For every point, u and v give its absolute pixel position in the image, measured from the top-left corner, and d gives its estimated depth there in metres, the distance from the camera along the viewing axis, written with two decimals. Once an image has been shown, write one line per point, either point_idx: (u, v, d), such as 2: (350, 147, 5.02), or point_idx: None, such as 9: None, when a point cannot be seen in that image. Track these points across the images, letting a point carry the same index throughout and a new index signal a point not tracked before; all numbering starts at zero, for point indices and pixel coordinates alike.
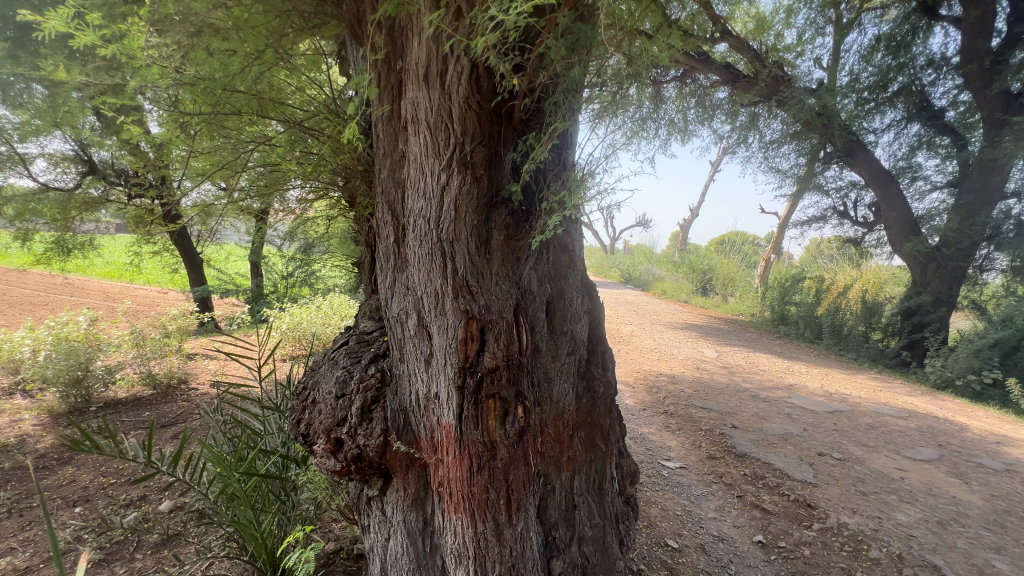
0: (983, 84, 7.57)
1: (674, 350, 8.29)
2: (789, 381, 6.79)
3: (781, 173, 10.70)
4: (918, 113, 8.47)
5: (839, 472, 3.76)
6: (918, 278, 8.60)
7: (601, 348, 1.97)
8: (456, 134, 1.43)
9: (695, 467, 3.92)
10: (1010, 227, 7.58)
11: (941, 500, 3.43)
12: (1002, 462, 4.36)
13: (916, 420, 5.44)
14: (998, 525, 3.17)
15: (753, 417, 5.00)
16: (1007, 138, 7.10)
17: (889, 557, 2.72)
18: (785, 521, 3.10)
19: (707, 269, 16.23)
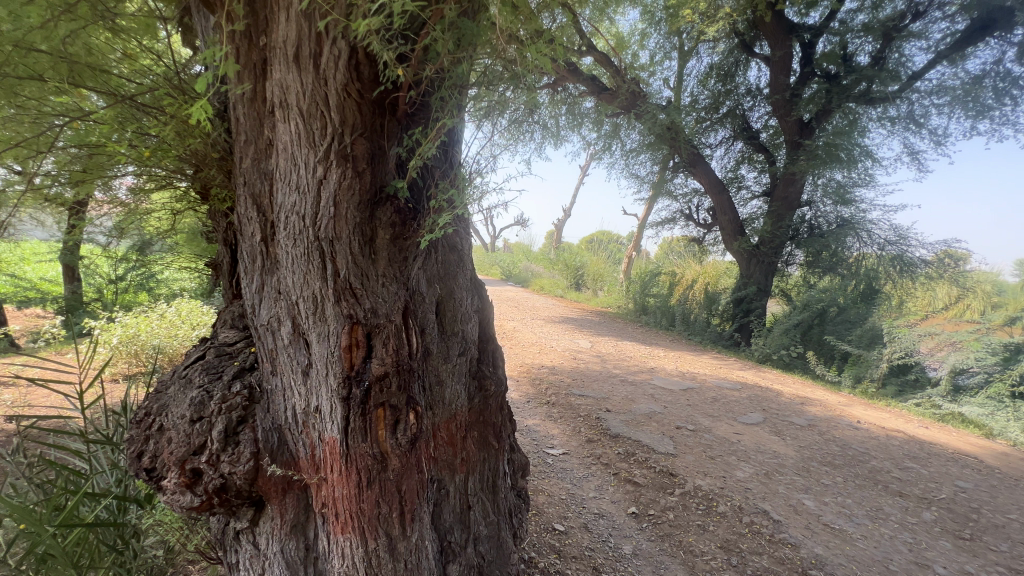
0: (785, 112, 9.22)
1: (553, 343, 8.78)
2: (651, 364, 7.64)
3: (638, 178, 11.98)
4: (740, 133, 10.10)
5: (693, 441, 4.33)
6: (744, 272, 10.23)
7: (491, 347, 1.97)
8: (334, 124, 1.32)
9: (576, 452, 4.21)
10: (804, 230, 9.61)
11: (765, 455, 4.14)
12: (805, 419, 5.43)
13: (746, 390, 6.51)
14: (806, 471, 3.90)
15: (623, 400, 5.52)
16: (803, 158, 8.74)
17: (733, 509, 3.17)
18: (653, 492, 3.47)
19: (579, 266, 17.49)
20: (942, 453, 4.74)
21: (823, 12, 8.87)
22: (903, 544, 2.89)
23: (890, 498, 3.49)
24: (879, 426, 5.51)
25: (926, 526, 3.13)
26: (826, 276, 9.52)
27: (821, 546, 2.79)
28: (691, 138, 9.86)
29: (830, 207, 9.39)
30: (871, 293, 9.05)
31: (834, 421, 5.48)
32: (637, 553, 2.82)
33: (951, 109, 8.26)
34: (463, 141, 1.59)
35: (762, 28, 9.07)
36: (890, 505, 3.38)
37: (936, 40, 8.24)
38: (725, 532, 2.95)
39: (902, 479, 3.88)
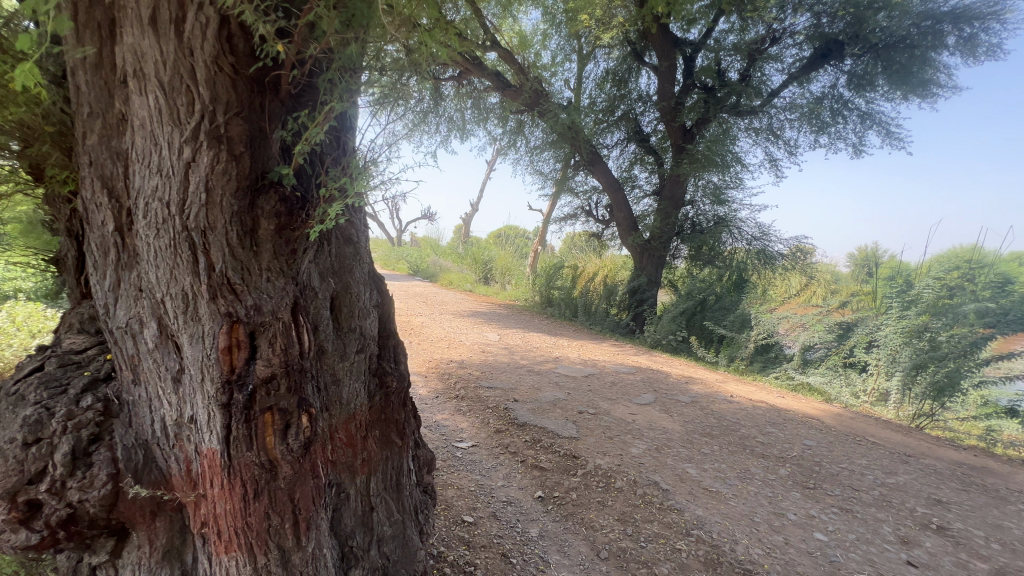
0: (671, 118, 10.11)
1: (461, 337, 8.79)
2: (556, 354, 7.99)
3: (542, 175, 12.41)
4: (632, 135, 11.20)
5: (593, 424, 4.61)
6: (638, 265, 11.07)
7: (393, 342, 1.92)
8: (203, 100, 1.19)
9: (485, 444, 4.28)
10: (687, 226, 10.71)
11: (656, 432, 4.55)
12: (689, 396, 6.06)
13: (640, 373, 7.09)
14: (689, 442, 4.35)
15: (530, 389, 5.70)
16: (686, 161, 9.67)
17: (628, 483, 3.41)
18: (557, 475, 3.63)
19: (487, 260, 17.67)
20: (795, 418, 5.56)
21: (701, 29, 9.84)
22: (765, 497, 3.32)
23: (755, 460, 4.01)
24: (747, 398, 6.31)
25: (782, 480, 3.63)
26: (706, 268, 10.67)
27: (701, 508, 3.09)
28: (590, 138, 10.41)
29: (708, 207, 10.55)
30: (741, 282, 10.32)
31: (713, 396, 6.17)
32: (542, 535, 2.94)
33: (800, 123, 9.64)
34: (356, 127, 1.51)
35: (651, 39, 9.77)
36: (755, 466, 3.89)
37: (788, 63, 9.55)
38: (622, 505, 3.17)
39: (764, 442, 4.47)
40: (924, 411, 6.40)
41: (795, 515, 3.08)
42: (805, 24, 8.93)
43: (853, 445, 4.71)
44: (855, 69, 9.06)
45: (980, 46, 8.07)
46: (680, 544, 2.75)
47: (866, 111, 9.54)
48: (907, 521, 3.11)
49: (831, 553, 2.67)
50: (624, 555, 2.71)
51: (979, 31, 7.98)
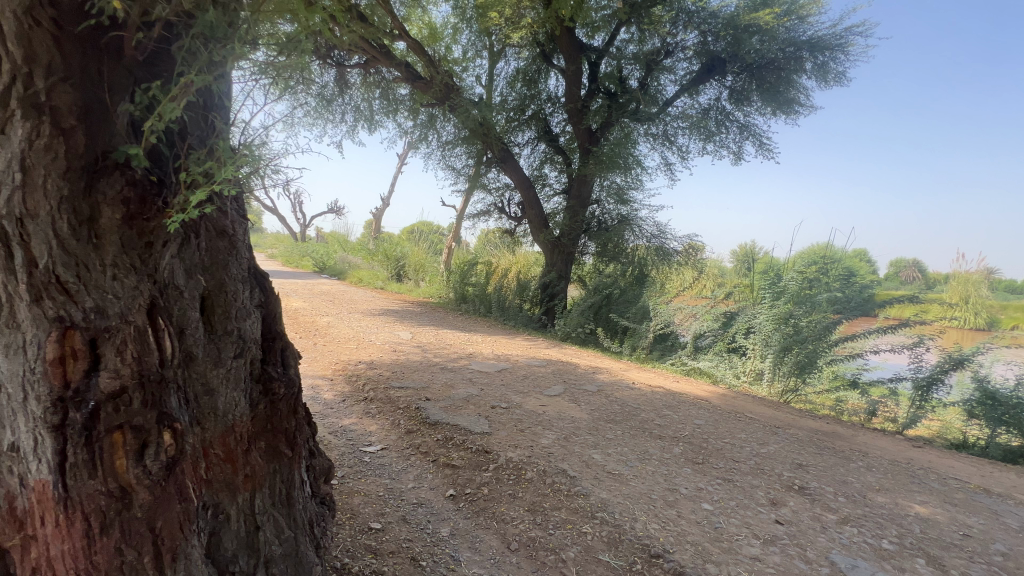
0: (578, 120, 10.58)
1: (371, 336, 8.44)
2: (469, 350, 7.98)
3: (455, 170, 12.33)
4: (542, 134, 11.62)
5: (505, 418, 4.67)
6: (549, 261, 11.51)
7: (280, 344, 1.79)
8: (19, 61, 1.10)
9: (395, 446, 4.15)
10: (593, 224, 11.31)
11: (565, 421, 4.73)
12: (595, 385, 6.39)
13: (550, 366, 7.33)
14: (595, 429, 4.57)
15: (442, 387, 5.63)
16: (591, 162, 10.16)
17: (538, 474, 3.49)
18: (469, 472, 3.62)
19: (400, 256, 17.18)
20: (688, 400, 6.11)
21: (605, 37, 10.37)
22: (661, 475, 3.58)
23: (653, 441, 4.33)
24: (647, 384, 6.82)
25: (676, 458, 3.96)
26: (611, 264, 11.35)
27: (605, 491, 3.25)
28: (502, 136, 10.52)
29: (612, 206, 11.24)
30: (642, 277, 11.13)
31: (616, 384, 6.57)
32: (454, 533, 2.91)
33: (690, 132, 10.55)
34: (224, 105, 1.39)
35: (558, 43, 10.06)
36: (653, 447, 4.20)
37: (680, 75, 10.41)
38: (532, 496, 3.24)
39: (661, 424, 4.85)
40: (789, 386, 7.37)
41: (686, 489, 3.36)
42: (694, 41, 9.79)
43: (735, 421, 5.27)
44: (735, 85, 10.12)
45: (830, 72, 9.42)
46: (586, 528, 2.87)
47: (744, 123, 10.71)
48: (776, 484, 3.53)
49: (715, 520, 2.95)
50: (533, 545, 2.77)
51: (829, 60, 9.30)
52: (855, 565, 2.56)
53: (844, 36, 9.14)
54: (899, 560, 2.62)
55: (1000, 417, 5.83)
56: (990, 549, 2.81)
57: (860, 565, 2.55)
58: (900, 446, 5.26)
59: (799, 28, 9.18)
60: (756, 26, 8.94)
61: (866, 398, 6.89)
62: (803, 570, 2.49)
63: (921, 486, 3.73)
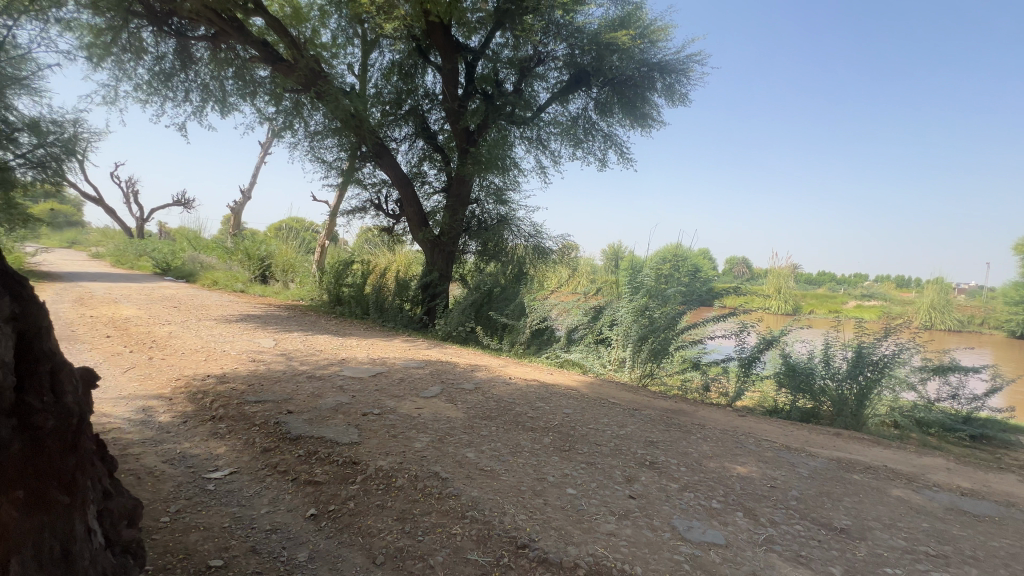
0: (455, 119, 10.62)
1: (224, 346, 7.46)
2: (342, 355, 7.48)
3: (325, 163, 11.50)
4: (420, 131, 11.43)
5: (377, 425, 4.45)
6: (429, 260, 11.42)
7: (47, 371, 1.83)
8: None
9: (247, 468, 3.70)
10: (474, 223, 11.48)
11: (440, 422, 4.67)
12: (473, 383, 6.43)
13: (428, 367, 7.21)
14: (470, 428, 4.58)
15: (308, 397, 5.18)
16: (469, 162, 10.20)
17: (409, 480, 3.38)
18: (334, 487, 3.37)
19: (263, 256, 15.54)
20: (560, 392, 6.45)
21: (481, 38, 10.52)
22: (531, 467, 3.71)
23: (526, 434, 4.48)
24: (522, 379, 7.08)
25: (545, 448, 4.13)
26: (491, 262, 11.61)
27: (476, 489, 3.27)
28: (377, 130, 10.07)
29: (491, 206, 11.47)
30: (521, 275, 11.56)
31: (493, 381, 6.69)
32: (312, 557, 2.68)
33: (561, 138, 11.20)
34: None
35: (434, 39, 9.94)
36: (525, 439, 4.34)
37: (552, 83, 10.97)
38: (402, 503, 3.13)
39: (534, 417, 5.04)
40: (646, 371, 8.22)
41: (554, 477, 3.53)
42: (563, 52, 10.37)
43: (600, 408, 5.69)
44: (599, 97, 10.96)
45: (676, 93, 10.67)
46: (455, 529, 2.84)
47: (608, 133, 11.67)
48: (631, 463, 3.89)
49: (578, 503, 3.13)
50: (401, 555, 2.67)
51: (675, 82, 10.52)
52: (691, 526, 2.90)
53: (686, 63, 10.43)
54: (724, 515, 3.04)
55: (800, 384, 7.10)
56: (788, 496, 3.40)
57: (695, 525, 2.90)
58: (730, 416, 6.16)
59: (650, 51, 10.26)
60: (615, 44, 9.75)
61: (705, 376, 7.97)
62: (649, 537, 2.75)
63: (743, 449, 4.39)
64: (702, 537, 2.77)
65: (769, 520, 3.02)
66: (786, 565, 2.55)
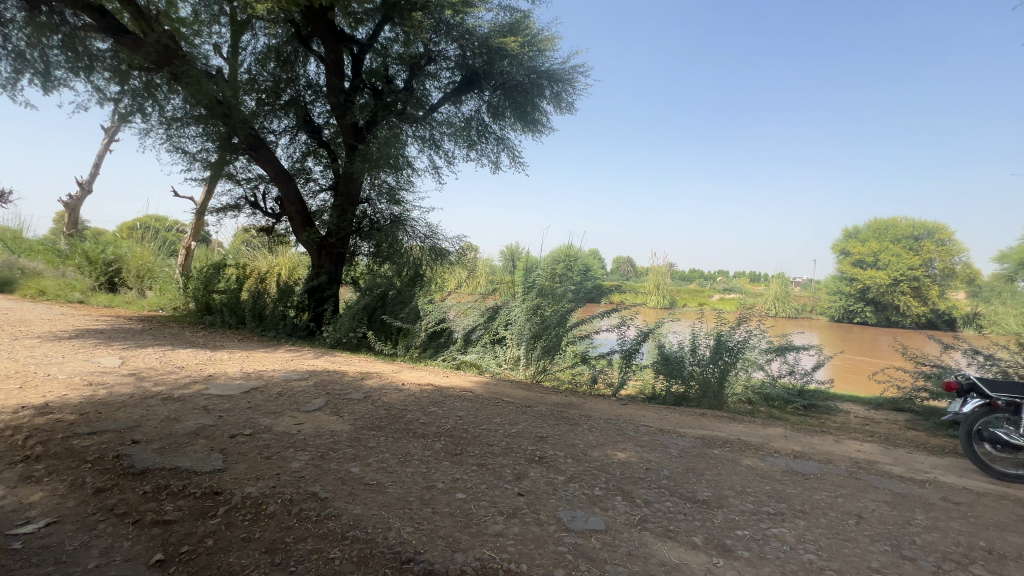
0: (341, 114, 10.08)
1: (51, 368, 6.17)
2: (209, 371, 6.61)
3: (187, 154, 10.17)
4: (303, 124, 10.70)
5: (247, 447, 3.98)
6: (316, 262, 10.68)
7: None
8: None
9: (73, 515, 3.04)
10: (365, 224, 11.01)
11: (323, 437, 4.32)
12: (363, 392, 6.07)
13: (313, 378, 6.66)
14: (356, 441, 4.30)
15: (162, 422, 4.48)
16: (357, 159, 9.65)
17: (282, 505, 3.07)
18: (187, 525, 2.91)
19: (109, 260, 13.26)
20: (455, 394, 6.37)
21: (368, 30, 10.08)
22: (420, 475, 3.59)
23: (417, 441, 4.33)
24: (416, 384, 6.88)
25: (436, 454, 4.04)
26: (385, 264, 11.21)
27: (359, 506, 3.07)
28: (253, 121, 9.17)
29: (383, 206, 11.06)
30: (417, 276, 11.31)
31: (385, 388, 6.39)
32: None
33: (455, 139, 11.14)
34: None
35: (315, 26, 9.30)
36: (415, 447, 4.20)
37: (444, 84, 10.90)
38: (272, 533, 2.81)
39: (425, 422, 4.90)
40: (540, 367, 8.47)
41: (443, 483, 3.44)
42: (454, 53, 10.33)
43: (493, 408, 5.71)
44: (492, 100, 11.10)
45: (563, 101, 11.19)
46: (333, 553, 2.62)
47: (500, 136, 11.87)
48: (521, 459, 3.95)
49: (467, 507, 3.10)
50: None
51: (562, 91, 10.99)
52: (575, 516, 3.01)
53: (572, 73, 10.97)
54: (605, 501, 3.22)
55: (672, 370, 7.83)
56: (660, 476, 3.71)
57: (579, 514, 3.02)
58: (615, 406, 6.58)
59: (539, 59, 10.62)
60: (505, 50, 9.91)
61: (592, 368, 8.42)
62: (535, 532, 2.80)
63: (624, 437, 4.70)
64: (585, 526, 2.89)
65: (644, 501, 3.26)
66: (657, 540, 2.75)
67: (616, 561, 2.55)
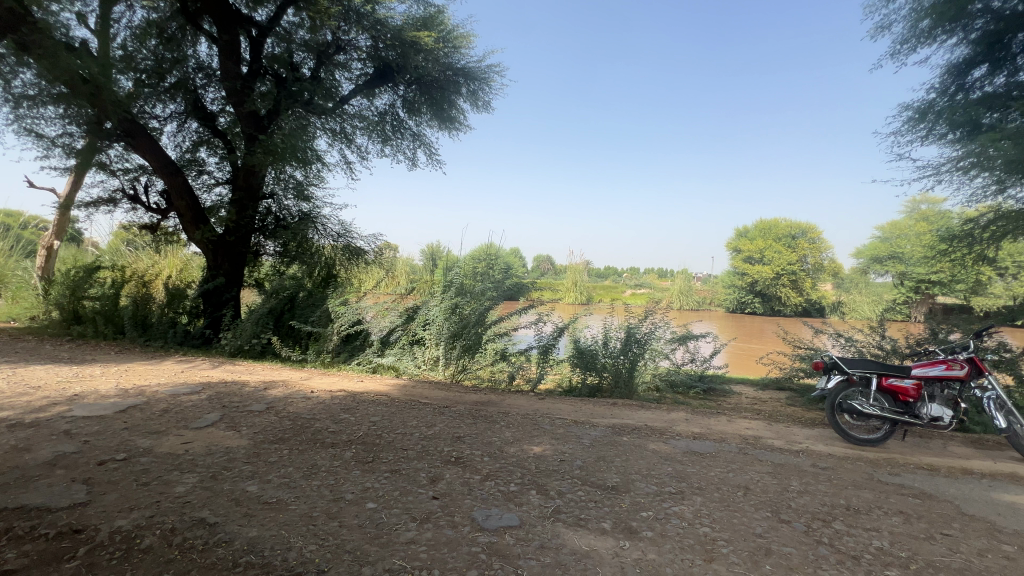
0: (238, 101, 9.27)
1: None
2: (75, 389, 5.72)
3: (44, 138, 8.74)
4: (192, 110, 9.68)
5: (120, 474, 3.48)
6: (211, 263, 9.70)
7: None
8: None
9: None
10: (270, 221, 10.29)
11: (216, 456, 3.90)
12: (265, 403, 5.59)
13: (206, 391, 6.01)
14: (255, 456, 3.94)
15: (8, 453, 3.78)
16: (258, 150, 8.84)
17: (162, 537, 2.69)
18: (34, 572, 2.40)
19: None
20: (369, 399, 6.09)
21: (269, 12, 9.33)
22: (326, 487, 3.37)
23: (324, 452, 4.06)
24: (326, 390, 6.49)
25: (345, 463, 3.83)
26: (293, 264, 10.53)
27: (255, 528, 2.80)
28: (131, 104, 8.13)
29: (290, 201, 10.34)
30: (330, 277, 10.73)
31: (290, 397, 5.95)
32: None
33: (368, 133, 10.66)
34: None
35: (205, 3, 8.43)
36: (322, 458, 3.94)
37: (354, 75, 10.39)
38: (149, 568, 2.45)
39: (335, 431, 4.62)
40: (460, 366, 8.37)
41: (351, 494, 3.26)
42: (365, 43, 9.83)
43: (409, 411, 5.54)
44: (407, 95, 10.79)
45: (480, 100, 11.17)
46: None
47: (417, 132, 11.59)
48: (436, 462, 3.87)
49: (377, 516, 2.95)
50: None
51: (478, 89, 10.95)
52: (489, 514, 3.00)
53: (488, 73, 10.96)
54: (519, 497, 3.24)
55: (587, 363, 8.14)
56: (573, 467, 3.82)
57: (493, 512, 3.02)
58: (532, 401, 6.69)
59: (454, 56, 10.47)
60: (419, 44, 9.62)
61: (511, 364, 8.45)
62: (449, 536, 2.74)
63: (539, 431, 4.78)
64: (499, 523, 2.89)
65: (557, 492, 3.34)
66: (569, 530, 2.82)
67: (528, 554, 2.57)
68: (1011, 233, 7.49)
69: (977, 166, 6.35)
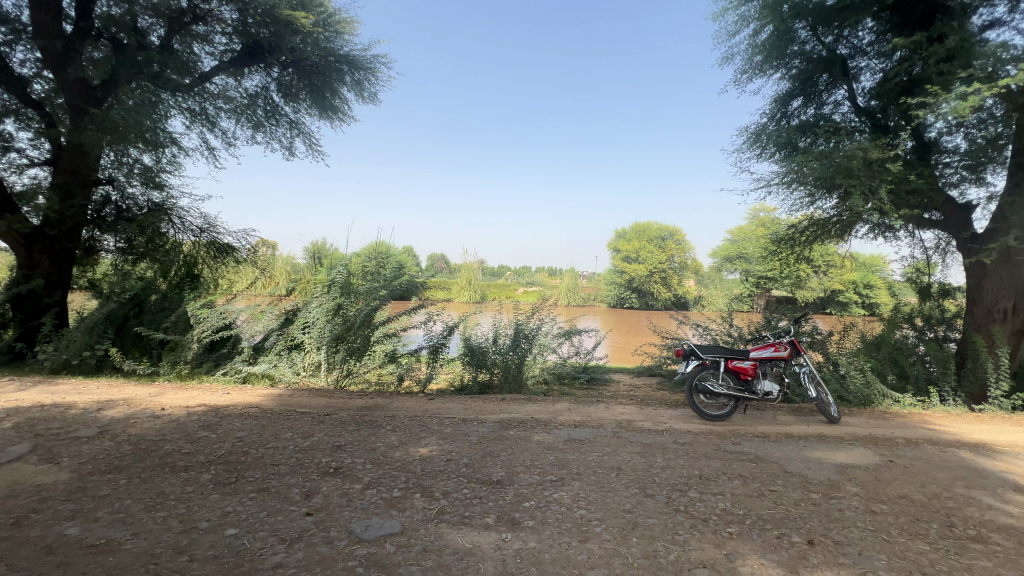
0: (59, 65, 7.77)
1: None
2: None
3: None
4: None
5: None
6: (23, 262, 7.97)
7: None
8: None
9: None
10: (109, 211, 8.74)
11: (21, 497, 3.18)
12: (96, 427, 4.70)
13: (13, 417, 4.88)
14: (79, 491, 3.29)
15: None
16: (88, 127, 7.39)
17: None
18: None
19: None
20: (235, 413, 5.45)
21: None
22: (175, 518, 2.93)
23: (173, 477, 3.54)
24: (182, 406, 5.68)
25: (201, 488, 3.37)
26: (140, 263, 9.06)
27: None
28: None
29: (137, 187, 8.83)
30: (192, 277, 9.48)
31: (134, 417, 5.09)
32: None
33: (235, 116, 9.54)
34: None
35: None
36: (171, 484, 3.42)
37: (217, 50, 9.20)
38: None
39: (190, 452, 4.05)
40: (344, 370, 7.90)
41: (207, 522, 2.88)
42: (230, 15, 8.72)
43: (283, 422, 5.05)
44: (282, 79, 9.92)
45: (365, 91, 10.61)
46: None
47: (294, 119, 10.65)
48: (311, 475, 3.58)
49: (237, 543, 2.64)
50: None
51: (363, 79, 10.38)
52: (369, 524, 2.85)
53: (373, 63, 10.45)
54: (402, 502, 3.14)
55: (478, 361, 8.19)
56: (459, 465, 3.80)
57: (373, 522, 2.87)
58: (422, 402, 6.52)
59: (336, 41, 9.80)
60: (295, 25, 8.80)
61: (399, 366, 8.02)
62: (323, 553, 2.55)
63: (427, 432, 4.68)
64: (379, 532, 2.76)
65: (441, 493, 3.29)
66: (452, 530, 2.80)
67: (409, 561, 2.49)
68: (821, 237, 9.13)
69: (796, 181, 7.61)
